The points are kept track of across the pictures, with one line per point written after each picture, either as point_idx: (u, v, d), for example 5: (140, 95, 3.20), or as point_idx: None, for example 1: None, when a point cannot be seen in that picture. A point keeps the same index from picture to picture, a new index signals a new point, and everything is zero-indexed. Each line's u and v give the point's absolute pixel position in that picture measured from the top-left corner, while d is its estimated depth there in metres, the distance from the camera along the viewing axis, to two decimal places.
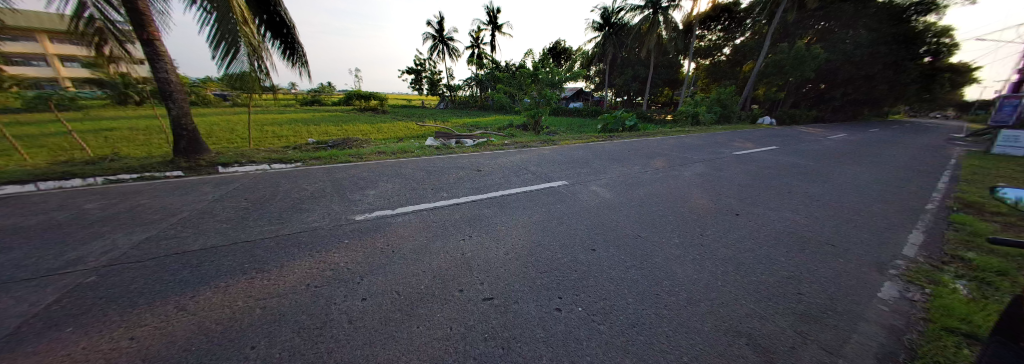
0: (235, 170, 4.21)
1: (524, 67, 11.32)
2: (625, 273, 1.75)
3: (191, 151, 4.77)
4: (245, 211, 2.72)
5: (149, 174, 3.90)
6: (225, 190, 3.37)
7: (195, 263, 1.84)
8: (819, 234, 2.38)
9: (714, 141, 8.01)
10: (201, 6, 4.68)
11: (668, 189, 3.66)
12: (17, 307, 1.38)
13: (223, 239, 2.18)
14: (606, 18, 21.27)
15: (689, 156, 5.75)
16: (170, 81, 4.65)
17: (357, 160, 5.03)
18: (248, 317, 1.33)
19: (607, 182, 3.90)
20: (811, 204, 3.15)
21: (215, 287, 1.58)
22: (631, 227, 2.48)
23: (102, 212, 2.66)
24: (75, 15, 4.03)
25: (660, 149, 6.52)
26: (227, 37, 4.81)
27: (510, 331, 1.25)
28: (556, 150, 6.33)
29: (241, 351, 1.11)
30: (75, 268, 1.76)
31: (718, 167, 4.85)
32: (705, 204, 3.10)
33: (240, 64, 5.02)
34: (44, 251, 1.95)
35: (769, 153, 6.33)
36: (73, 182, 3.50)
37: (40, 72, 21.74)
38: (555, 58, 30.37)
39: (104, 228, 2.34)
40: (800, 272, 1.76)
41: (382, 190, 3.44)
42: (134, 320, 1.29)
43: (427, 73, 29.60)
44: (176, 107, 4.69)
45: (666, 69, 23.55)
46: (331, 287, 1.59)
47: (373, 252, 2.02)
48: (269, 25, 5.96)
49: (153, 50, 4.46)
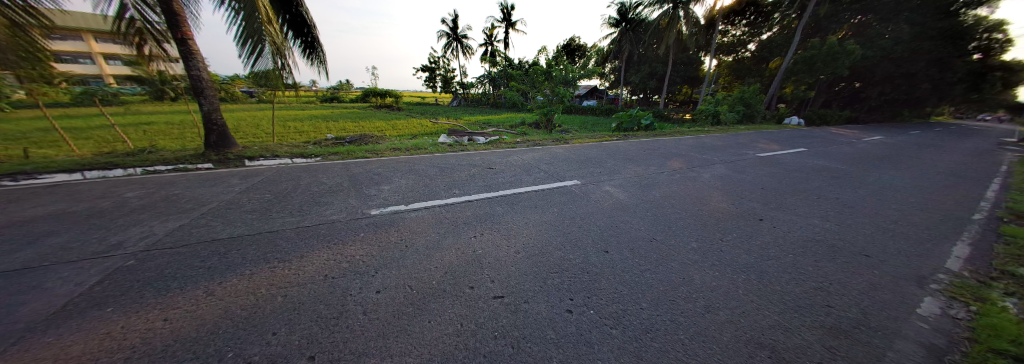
0: (260, 164, 4.42)
1: (538, 64, 11.23)
2: (639, 277, 1.70)
3: (221, 145, 5.03)
4: (269, 203, 2.84)
5: (182, 166, 4.14)
6: (250, 182, 3.52)
7: (223, 251, 1.93)
8: (851, 243, 2.23)
9: (736, 141, 7.67)
10: (230, 7, 4.89)
11: (686, 190, 3.55)
12: (64, 286, 1.50)
13: (250, 229, 2.30)
14: (623, 13, 20.82)
15: (709, 157, 5.55)
16: (202, 79, 4.91)
17: (374, 156, 5.17)
18: (270, 304, 1.39)
19: (622, 183, 3.81)
20: (841, 210, 2.97)
21: (240, 275, 1.65)
22: (645, 229, 2.42)
23: (140, 200, 2.85)
24: (118, 16, 4.36)
25: (678, 150, 6.32)
26: (252, 36, 5.01)
27: (520, 330, 1.25)
28: (569, 149, 6.23)
29: (264, 337, 1.17)
30: (115, 252, 1.89)
31: (739, 169, 4.65)
32: (726, 208, 2.97)
33: (265, 62, 5.26)
34: (87, 236, 2.11)
35: (796, 155, 6.00)
36: (115, 172, 3.77)
37: (85, 69, 23.70)
38: (569, 55, 30.01)
39: (142, 215, 2.50)
40: (829, 283, 1.66)
41: (397, 186, 3.51)
42: (168, 303, 1.38)
43: (441, 71, 30.07)
44: (207, 103, 4.93)
45: (685, 66, 22.78)
46: (348, 278, 1.64)
47: (387, 246, 2.06)
48: (291, 24, 6.18)
49: (186, 49, 4.72)
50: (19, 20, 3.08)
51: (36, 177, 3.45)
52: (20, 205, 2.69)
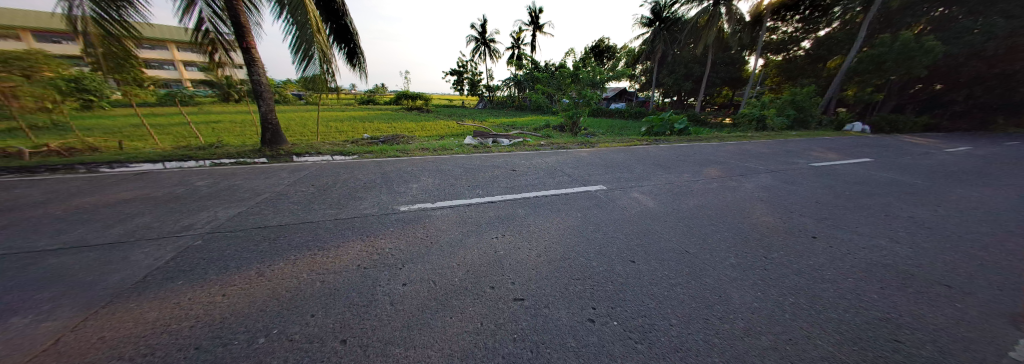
0: (305, 160, 4.83)
1: (565, 66, 11.08)
2: (669, 291, 1.61)
3: (273, 143, 5.57)
4: (311, 195, 3.10)
5: (242, 160, 4.65)
6: (297, 176, 3.87)
7: (272, 237, 2.14)
8: (928, 271, 1.92)
9: (784, 149, 7.00)
10: (286, 20, 5.46)
11: (724, 201, 3.30)
12: (147, 260, 1.76)
13: (295, 218, 2.51)
14: (657, 13, 20.09)
15: (751, 165, 5.12)
16: (262, 83, 5.48)
17: (403, 155, 5.44)
18: (309, 288, 1.50)
19: (652, 190, 3.64)
20: (916, 232, 2.57)
21: (286, 259, 1.81)
22: (677, 241, 2.28)
23: (208, 188, 3.25)
24: (196, 28, 5.08)
25: (715, 157, 5.89)
26: (304, 45, 5.53)
27: (540, 335, 1.23)
28: (595, 153, 6.06)
29: (304, 318, 1.27)
30: (186, 232, 2.18)
31: (788, 180, 4.23)
32: (771, 222, 2.71)
33: (314, 68, 5.76)
34: (166, 217, 2.45)
35: (858, 166, 5.33)
36: (189, 163, 4.32)
37: (168, 75, 27.71)
38: (597, 57, 29.38)
39: (209, 201, 2.85)
40: (898, 315, 1.44)
41: (424, 184, 3.65)
42: (226, 281, 1.55)
43: (468, 74, 30.99)
44: (264, 105, 5.50)
45: (725, 67, 21.28)
46: (378, 270, 1.72)
47: (414, 241, 2.15)
48: (336, 32, 6.71)
49: (250, 57, 5.30)
50: (112, 31, 4.07)
51: (127, 166, 4.06)
52: (117, 189, 3.20)
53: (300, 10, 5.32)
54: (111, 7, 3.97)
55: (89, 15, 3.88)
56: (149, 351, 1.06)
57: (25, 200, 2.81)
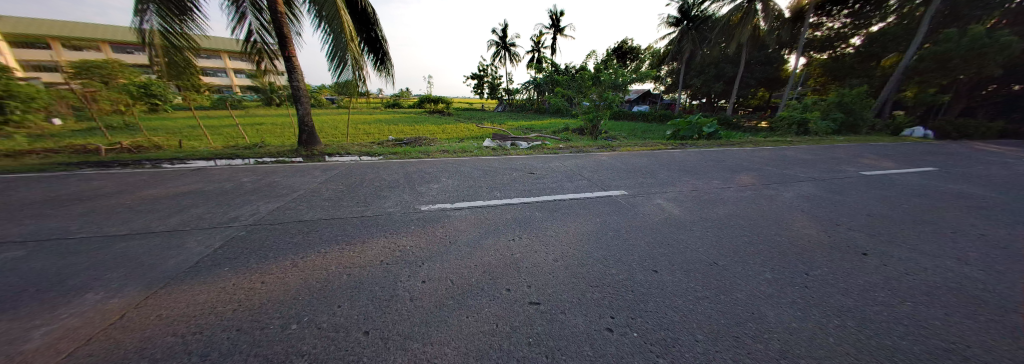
0: (337, 160, 5.14)
1: (585, 68, 10.83)
2: (695, 304, 1.52)
3: (309, 143, 5.98)
4: (341, 193, 3.29)
5: (281, 159, 5.03)
6: (328, 174, 4.12)
7: (306, 230, 2.30)
8: (1010, 297, 1.66)
9: (829, 155, 6.41)
10: (324, 30, 5.86)
11: (758, 210, 3.08)
12: (200, 247, 1.96)
13: (327, 214, 2.68)
14: (685, 12, 19.46)
15: (790, 173, 4.74)
16: (300, 88, 5.91)
17: (425, 157, 5.62)
18: (337, 281, 1.60)
19: (677, 196, 3.49)
20: (994, 252, 2.24)
21: (317, 252, 1.93)
22: (705, 251, 2.16)
23: (251, 184, 3.55)
24: (246, 39, 5.64)
25: (749, 163, 5.52)
26: (339, 53, 5.92)
27: (556, 341, 1.21)
28: (616, 157, 5.89)
29: (331, 308, 1.34)
30: (233, 223, 2.40)
31: (832, 189, 3.88)
32: (813, 235, 2.49)
33: (347, 74, 6.13)
34: (216, 209, 2.71)
35: (918, 176, 4.77)
36: (236, 161, 4.75)
37: (220, 81, 30.79)
38: (620, 59, 28.78)
39: (252, 196, 3.12)
40: (968, 346, 1.26)
41: (444, 185, 3.75)
42: (265, 270, 1.68)
43: (489, 78, 31.54)
44: (302, 109, 5.93)
45: (760, 67, 19.95)
46: (399, 266, 1.79)
47: (434, 240, 2.21)
48: (367, 41, 7.11)
49: (291, 65, 5.73)
50: (175, 42, 4.67)
51: (184, 163, 4.54)
52: (175, 183, 3.58)
53: (336, 21, 5.71)
54: (175, 22, 4.56)
55: (157, 28, 4.50)
56: (198, 330, 1.17)
57: (103, 191, 3.22)
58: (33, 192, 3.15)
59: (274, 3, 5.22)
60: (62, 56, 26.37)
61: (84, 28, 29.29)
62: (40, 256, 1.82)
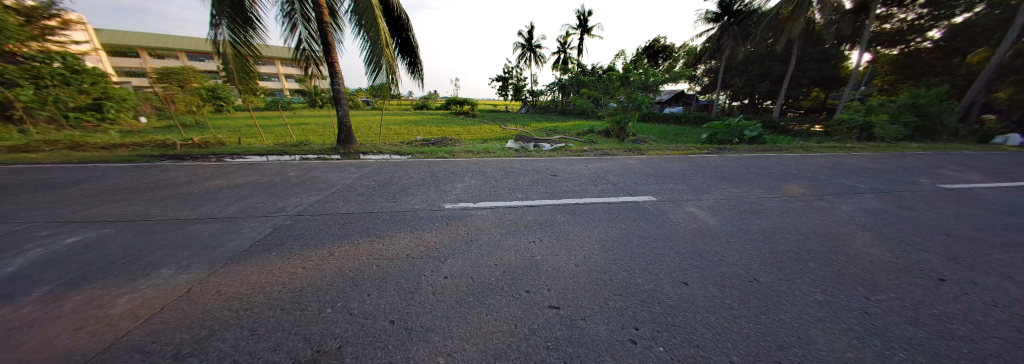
0: (371, 158, 5.48)
1: (613, 68, 10.25)
2: (730, 322, 1.41)
3: (345, 142, 6.43)
4: (374, 189, 3.51)
5: (321, 156, 5.44)
6: (362, 171, 4.40)
7: (342, 222, 2.47)
8: None
9: (897, 165, 5.64)
10: (363, 37, 6.28)
11: (808, 224, 2.79)
12: (253, 232, 2.19)
13: (361, 208, 2.86)
14: (726, 6, 18.23)
15: (848, 183, 4.23)
16: (340, 91, 6.37)
17: (450, 156, 5.80)
18: (367, 270, 1.70)
19: (711, 205, 3.27)
20: None
21: (351, 243, 2.07)
22: (742, 265, 2.01)
23: (296, 178, 3.89)
24: (297, 47, 6.22)
25: (797, 170, 5.02)
26: (376, 58, 6.31)
27: (576, 348, 1.19)
28: (644, 161, 5.67)
29: (361, 297, 1.43)
30: (281, 212, 2.66)
31: (901, 203, 3.40)
32: (876, 255, 2.20)
33: (382, 78, 6.52)
34: (267, 199, 3.01)
35: (1017, 191, 4.04)
36: (283, 157, 5.22)
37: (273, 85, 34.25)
38: (651, 58, 27.61)
39: (296, 189, 3.42)
40: None
41: (467, 184, 3.84)
42: (306, 256, 1.84)
43: (514, 80, 31.88)
44: (342, 110, 6.39)
45: (814, 65, 18.04)
46: (423, 261, 1.87)
47: (456, 237, 2.28)
48: (401, 47, 7.50)
49: (333, 69, 6.20)
50: (241, 51, 5.28)
51: (240, 158, 5.08)
52: (233, 175, 4.04)
53: (374, 29, 6.11)
54: (241, 33, 5.16)
55: (227, 39, 5.12)
56: (245, 309, 1.29)
57: (176, 180, 3.72)
58: (124, 179, 3.71)
59: (321, 14, 5.69)
60: (151, 64, 30.86)
61: (169, 40, 34.07)
62: (128, 234, 2.15)
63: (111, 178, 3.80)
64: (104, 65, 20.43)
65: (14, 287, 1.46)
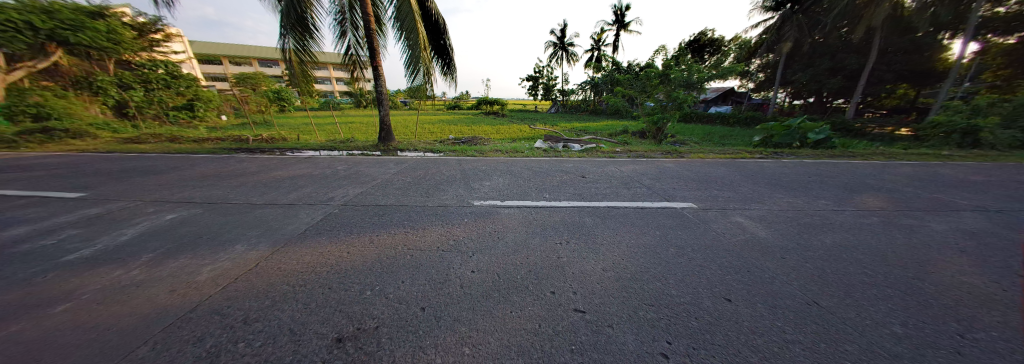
0: (407, 155, 5.82)
1: (651, 66, 9.68)
2: (779, 345, 1.28)
3: (385, 139, 6.90)
4: (409, 184, 3.72)
5: (364, 152, 5.90)
6: (399, 167, 4.70)
7: (381, 213, 2.67)
8: None
9: (1014, 177, 4.61)
10: (404, 42, 6.69)
11: (885, 243, 2.41)
12: (306, 219, 2.46)
13: (398, 201, 3.06)
14: None
15: (942, 198, 3.56)
16: (382, 92, 6.84)
17: (480, 155, 5.95)
18: (402, 259, 1.82)
19: (761, 215, 2.97)
20: None
21: (388, 233, 2.23)
22: (796, 284, 1.81)
23: (342, 172, 4.28)
24: (347, 53, 6.84)
25: (872, 181, 4.35)
26: (413, 61, 6.67)
27: (601, 354, 1.17)
28: (682, 164, 5.31)
29: (397, 283, 1.54)
30: (331, 202, 2.95)
31: (1018, 225, 2.78)
32: (978, 285, 1.83)
33: (419, 79, 6.88)
34: (318, 190, 3.35)
35: None
36: (332, 152, 5.76)
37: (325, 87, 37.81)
38: (696, 53, 25.61)
39: (343, 181, 3.76)
40: None
41: (496, 183, 3.91)
42: (351, 242, 2.03)
43: (545, 79, 31.68)
44: (383, 110, 6.87)
45: (899, 57, 15.40)
46: (453, 254, 1.96)
47: (484, 234, 2.35)
48: (437, 49, 7.84)
49: (377, 72, 6.68)
50: (303, 58, 5.95)
51: (298, 152, 5.71)
52: (291, 167, 4.55)
53: (413, 34, 6.47)
54: (303, 41, 5.81)
55: (293, 47, 5.81)
56: (299, 285, 1.47)
57: (248, 170, 4.31)
58: (209, 168, 4.39)
59: (367, 22, 6.18)
60: (231, 70, 35.87)
61: (245, 49, 39.28)
62: (213, 214, 2.55)
63: (199, 166, 4.51)
64: (196, 71, 24.17)
65: (132, 253, 1.80)
